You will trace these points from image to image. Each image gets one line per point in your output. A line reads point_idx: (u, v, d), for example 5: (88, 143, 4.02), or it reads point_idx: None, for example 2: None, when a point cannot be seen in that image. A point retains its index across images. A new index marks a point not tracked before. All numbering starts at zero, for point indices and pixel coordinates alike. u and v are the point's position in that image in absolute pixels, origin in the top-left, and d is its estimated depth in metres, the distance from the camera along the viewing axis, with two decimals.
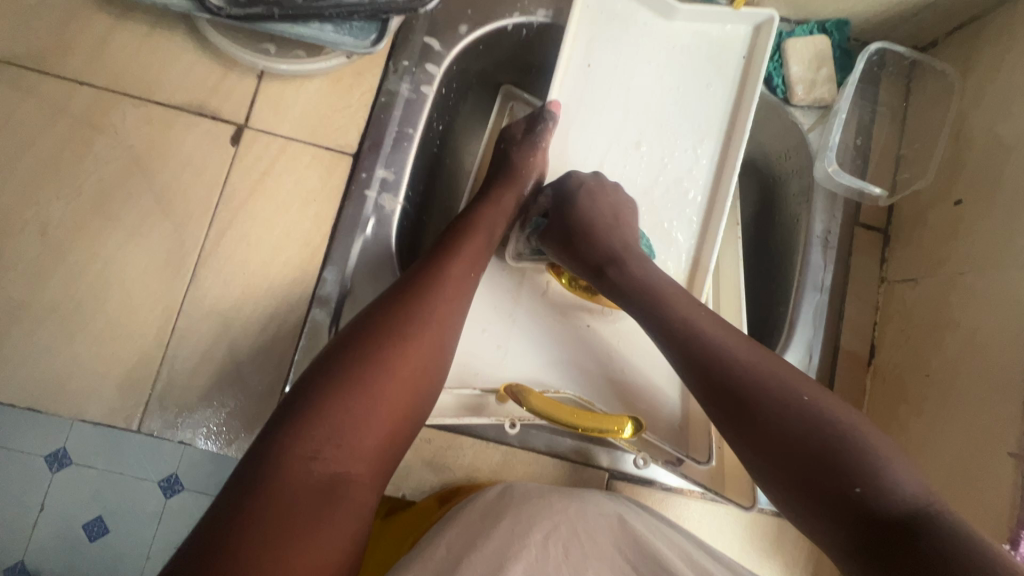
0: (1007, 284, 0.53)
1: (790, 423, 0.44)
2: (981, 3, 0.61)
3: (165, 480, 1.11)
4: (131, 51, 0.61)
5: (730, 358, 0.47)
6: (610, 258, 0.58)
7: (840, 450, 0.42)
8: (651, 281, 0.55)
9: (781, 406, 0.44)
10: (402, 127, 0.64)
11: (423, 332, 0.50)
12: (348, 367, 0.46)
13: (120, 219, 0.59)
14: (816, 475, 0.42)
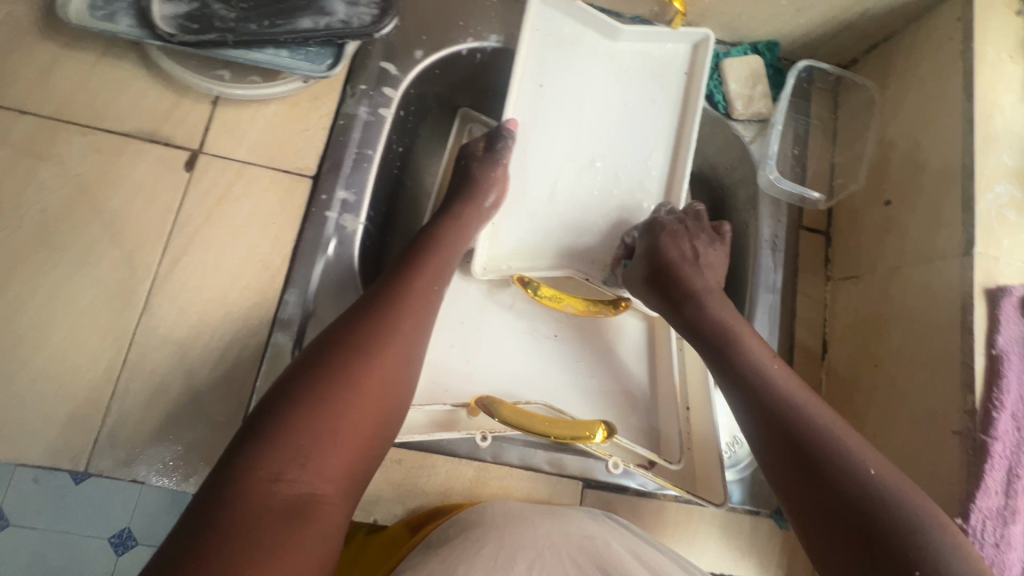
0: (937, 274, 0.57)
1: (838, 478, 0.43)
2: (891, 24, 0.68)
3: (116, 536, 1.03)
4: (78, 80, 0.60)
5: (799, 410, 0.47)
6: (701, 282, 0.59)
7: (866, 469, 0.42)
8: (722, 327, 0.55)
9: (840, 454, 0.44)
10: (362, 149, 0.65)
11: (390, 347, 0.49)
12: (312, 385, 0.45)
13: (67, 250, 0.56)
14: (836, 486, 0.42)
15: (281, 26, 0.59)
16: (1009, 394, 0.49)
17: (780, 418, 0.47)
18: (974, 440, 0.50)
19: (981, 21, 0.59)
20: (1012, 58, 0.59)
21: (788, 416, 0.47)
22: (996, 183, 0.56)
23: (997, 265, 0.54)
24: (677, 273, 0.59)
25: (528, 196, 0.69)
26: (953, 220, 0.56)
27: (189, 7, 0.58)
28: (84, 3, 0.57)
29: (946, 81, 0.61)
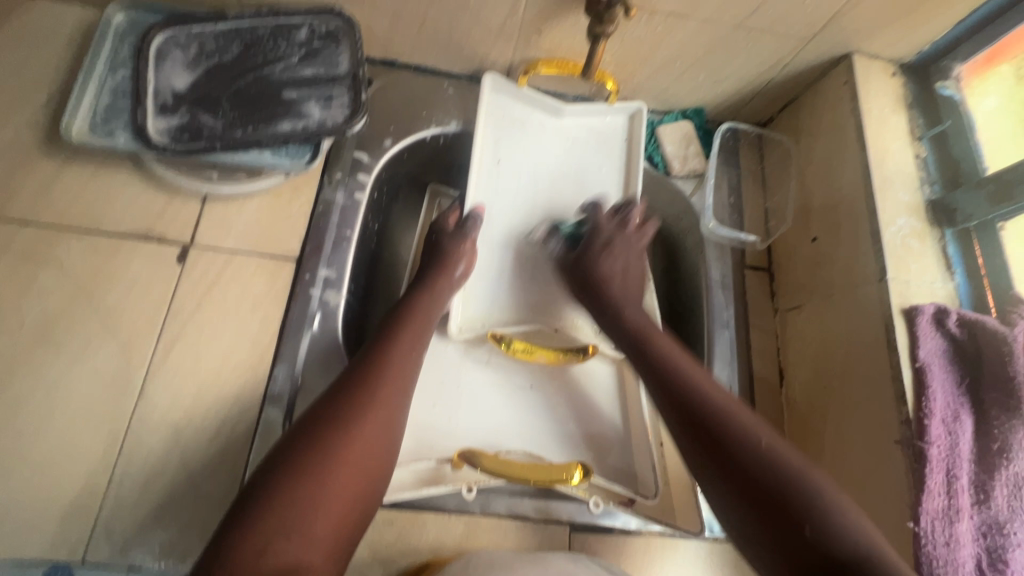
0: (862, 299, 0.63)
1: (725, 437, 0.49)
2: (795, 88, 0.79)
3: None
4: (76, 190, 0.66)
5: (696, 387, 0.54)
6: (636, 314, 0.66)
7: (746, 428, 0.49)
8: (639, 329, 0.64)
9: (728, 418, 0.50)
10: (341, 230, 0.71)
11: (370, 418, 0.53)
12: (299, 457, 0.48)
13: (65, 347, 0.60)
14: (720, 440, 0.49)
15: (264, 130, 0.66)
16: (936, 400, 0.55)
17: (712, 431, 0.50)
18: (913, 447, 0.55)
19: (864, 84, 0.70)
20: (894, 111, 0.70)
21: (687, 391, 0.54)
22: (897, 217, 0.64)
23: (909, 287, 0.61)
24: (602, 284, 0.68)
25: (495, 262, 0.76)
26: (866, 250, 0.64)
27: (180, 119, 0.65)
28: (85, 122, 0.64)
29: (846, 133, 0.71)
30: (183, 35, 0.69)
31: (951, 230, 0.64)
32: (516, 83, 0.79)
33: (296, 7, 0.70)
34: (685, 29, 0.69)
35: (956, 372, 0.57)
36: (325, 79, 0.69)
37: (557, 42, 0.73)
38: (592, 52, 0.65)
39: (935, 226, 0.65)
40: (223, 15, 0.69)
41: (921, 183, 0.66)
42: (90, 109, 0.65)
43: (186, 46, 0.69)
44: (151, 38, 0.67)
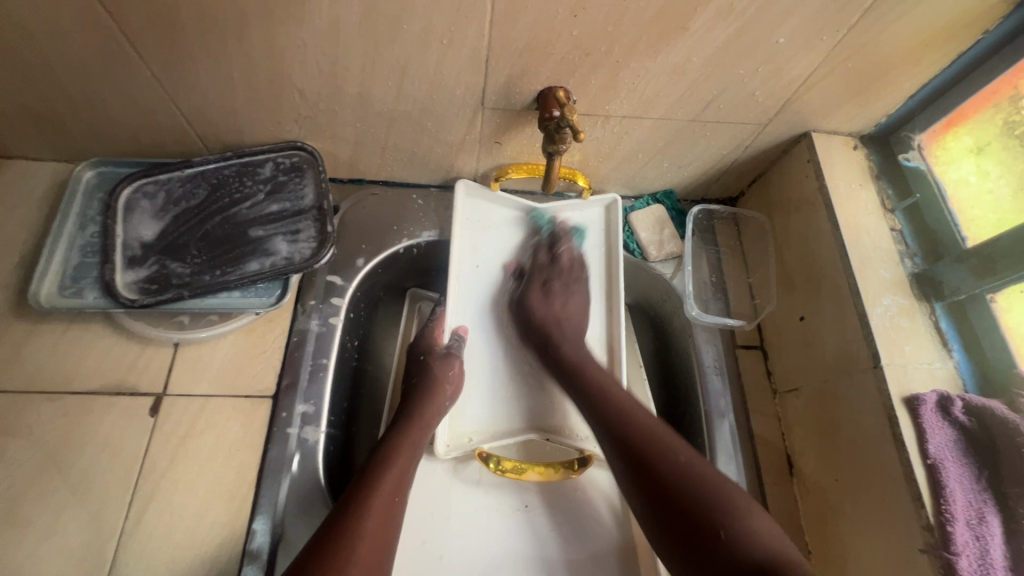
0: (859, 386, 0.61)
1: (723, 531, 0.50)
2: (760, 165, 0.79)
3: None
4: (47, 350, 0.65)
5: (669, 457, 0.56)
6: (594, 374, 0.67)
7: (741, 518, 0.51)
8: (615, 399, 0.63)
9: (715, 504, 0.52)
10: (317, 359, 0.69)
11: (365, 549, 0.52)
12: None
13: (33, 523, 0.58)
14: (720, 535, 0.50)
15: (232, 272, 0.67)
16: (957, 501, 0.51)
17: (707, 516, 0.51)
18: (941, 558, 0.50)
19: (827, 161, 0.70)
20: (861, 186, 0.70)
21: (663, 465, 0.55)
22: (882, 295, 0.63)
23: (906, 372, 0.58)
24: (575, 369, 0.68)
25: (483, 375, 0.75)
26: (856, 334, 0.62)
27: (148, 270, 0.66)
28: (54, 285, 0.65)
29: (817, 210, 0.70)
30: (150, 184, 0.70)
31: (940, 304, 0.62)
32: (491, 187, 0.79)
33: (258, 145, 0.71)
34: (641, 127, 0.70)
35: (972, 466, 0.53)
36: (292, 214, 0.71)
37: (518, 150, 0.74)
38: (550, 163, 0.66)
39: (922, 301, 0.63)
40: (188, 162, 0.70)
41: (901, 257, 0.66)
42: (58, 271, 0.65)
43: (154, 195, 0.69)
44: (119, 193, 0.68)
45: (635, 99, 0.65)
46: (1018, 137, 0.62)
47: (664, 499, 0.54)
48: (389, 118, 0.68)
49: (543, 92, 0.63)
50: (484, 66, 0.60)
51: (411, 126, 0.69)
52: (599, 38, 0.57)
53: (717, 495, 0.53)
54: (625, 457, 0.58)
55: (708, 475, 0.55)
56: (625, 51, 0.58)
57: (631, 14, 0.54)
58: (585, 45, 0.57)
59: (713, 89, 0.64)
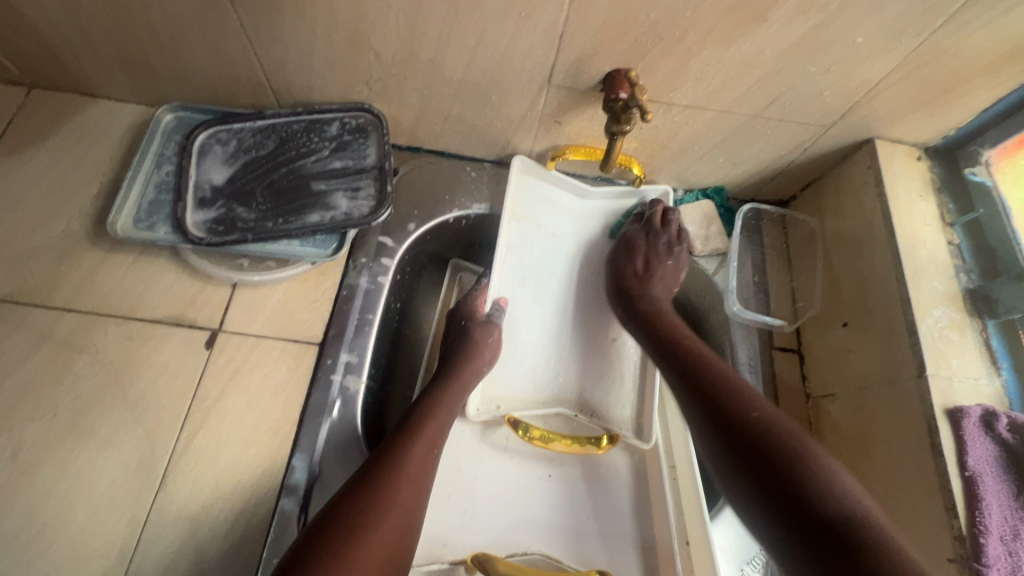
0: (900, 395, 0.60)
1: (742, 431, 0.55)
2: (817, 170, 0.79)
3: None
4: (116, 277, 0.69)
5: (712, 364, 0.63)
6: (649, 301, 0.75)
7: (751, 413, 0.56)
8: (664, 321, 0.72)
9: (739, 414, 0.56)
10: (363, 315, 0.72)
11: (407, 489, 0.55)
12: (333, 540, 0.49)
13: (94, 435, 0.62)
14: (741, 434, 0.55)
15: (294, 221, 0.69)
16: (992, 516, 0.51)
17: (730, 417, 0.57)
18: (970, 568, 0.50)
19: (888, 169, 0.70)
20: (922, 197, 0.69)
21: (703, 373, 0.62)
22: (934, 307, 0.62)
23: (951, 384, 0.58)
24: (631, 291, 0.76)
25: (518, 346, 0.77)
26: (902, 344, 0.61)
27: (216, 212, 0.69)
28: (130, 217, 0.68)
29: (871, 217, 0.69)
30: (224, 132, 0.73)
31: (994, 322, 0.61)
32: (545, 167, 0.81)
33: (328, 103, 0.74)
34: (703, 119, 0.71)
35: (1012, 484, 0.53)
36: (354, 171, 0.74)
37: (577, 131, 0.75)
38: (611, 143, 0.67)
39: (974, 317, 0.62)
40: (261, 114, 0.73)
41: (957, 271, 0.64)
42: (134, 205, 0.69)
43: (227, 142, 0.73)
44: (195, 137, 0.72)
45: (701, 89, 0.66)
46: None
47: (743, 447, 0.54)
48: (456, 87, 0.70)
49: (612, 74, 0.63)
50: (558, 42, 0.61)
51: (476, 97, 0.71)
52: (674, 23, 0.57)
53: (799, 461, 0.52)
54: (698, 404, 0.60)
55: (783, 428, 0.55)
56: (699, 38, 0.59)
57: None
58: (659, 29, 0.58)
59: (780, 86, 0.64)
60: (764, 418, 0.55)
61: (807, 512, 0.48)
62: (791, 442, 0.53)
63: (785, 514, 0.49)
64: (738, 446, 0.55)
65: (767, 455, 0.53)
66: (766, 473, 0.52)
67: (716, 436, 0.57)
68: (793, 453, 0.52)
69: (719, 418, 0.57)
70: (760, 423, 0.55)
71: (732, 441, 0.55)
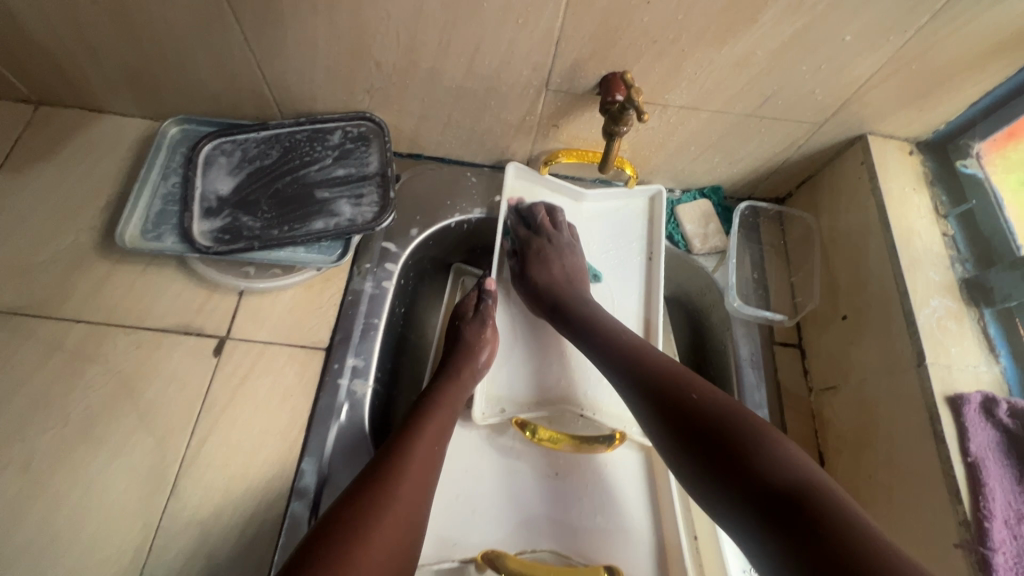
0: (900, 384, 0.61)
1: (690, 416, 0.54)
2: (811, 167, 0.80)
3: None
4: (124, 287, 0.70)
5: (649, 357, 0.62)
6: (582, 304, 0.72)
7: (696, 398, 0.55)
8: (589, 317, 0.70)
9: (689, 398, 0.55)
10: (369, 319, 0.72)
11: (409, 486, 0.55)
12: (338, 538, 0.49)
13: (105, 443, 0.62)
14: (689, 420, 0.54)
15: (299, 228, 0.71)
16: (995, 500, 0.51)
17: (678, 403, 0.55)
18: (976, 554, 0.50)
19: (881, 164, 0.71)
20: (915, 190, 0.70)
21: (647, 363, 0.61)
22: (931, 298, 0.63)
23: (951, 372, 0.59)
24: (561, 290, 0.73)
25: (518, 344, 0.78)
26: (901, 334, 0.62)
27: (223, 222, 0.70)
28: (138, 228, 0.69)
29: (866, 211, 0.71)
30: (229, 143, 0.75)
31: (990, 311, 0.62)
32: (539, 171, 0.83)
33: (330, 113, 0.75)
34: (698, 119, 0.72)
35: (1013, 468, 0.53)
36: (357, 178, 0.75)
37: (574, 134, 0.77)
38: (609, 143, 0.67)
39: (970, 306, 0.63)
40: (265, 125, 0.75)
41: (952, 261, 0.65)
42: (142, 216, 0.71)
43: (231, 153, 0.74)
44: (201, 148, 0.73)
45: (695, 90, 0.67)
46: None
47: (693, 433, 0.53)
48: (456, 94, 0.71)
49: (607, 76, 0.65)
50: (555, 47, 0.62)
51: (475, 103, 0.73)
52: (668, 26, 0.59)
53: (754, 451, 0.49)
54: (647, 396, 0.58)
55: (727, 408, 0.54)
56: (692, 40, 0.60)
57: (702, 3, 0.56)
58: (654, 32, 0.60)
59: (773, 85, 0.66)
60: (708, 401, 0.54)
61: (763, 486, 0.46)
62: (741, 421, 0.52)
63: (742, 486, 0.47)
64: (685, 426, 0.54)
65: (716, 439, 0.51)
66: (713, 457, 0.50)
67: (671, 450, 0.54)
68: (738, 428, 0.51)
69: (670, 424, 0.55)
70: (708, 406, 0.54)
71: (684, 440, 0.53)
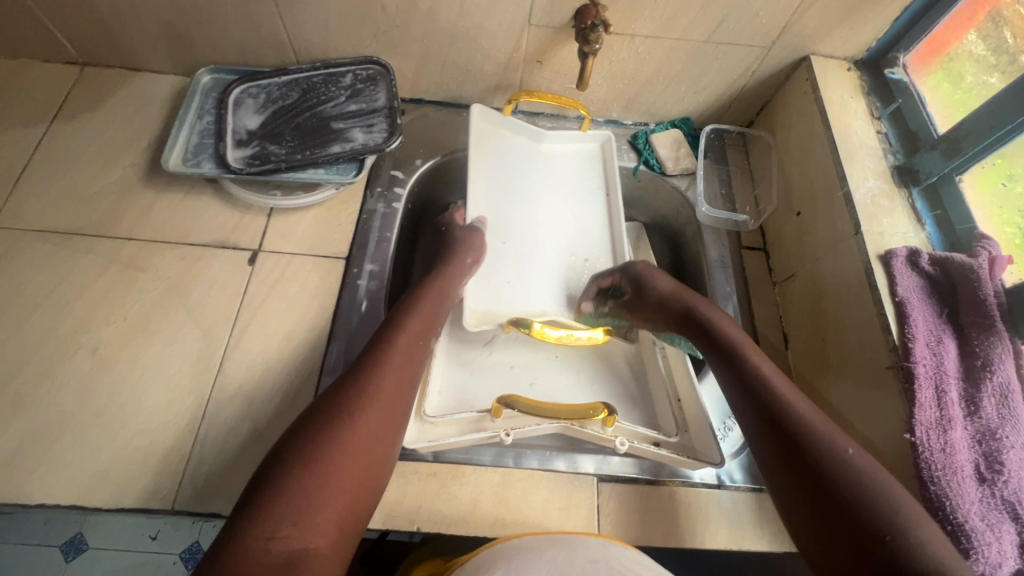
0: (843, 254, 0.71)
1: (825, 468, 0.51)
2: (766, 92, 0.91)
3: (186, 551, 1.10)
4: (168, 211, 0.81)
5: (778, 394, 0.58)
6: (737, 330, 0.66)
7: (841, 449, 0.52)
8: (728, 342, 0.65)
9: (826, 450, 0.52)
10: (382, 233, 0.83)
11: (389, 380, 0.58)
12: (319, 424, 0.52)
13: (159, 334, 0.72)
14: (817, 467, 0.52)
15: (319, 153, 0.81)
16: (919, 326, 0.61)
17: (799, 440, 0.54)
18: (902, 369, 0.59)
19: (822, 78, 0.81)
20: (853, 98, 0.80)
21: (776, 402, 0.57)
22: (866, 180, 0.73)
23: (883, 237, 0.68)
24: (676, 299, 0.72)
25: (498, 267, 0.84)
26: (842, 212, 0.72)
27: (253, 150, 0.81)
28: (179, 158, 0.80)
29: (812, 119, 0.81)
30: (254, 87, 0.86)
31: (918, 189, 0.72)
32: (501, 113, 0.90)
33: (341, 58, 0.86)
34: (662, 48, 0.83)
35: (936, 305, 0.63)
36: (367, 112, 0.85)
37: (556, 69, 0.87)
38: (584, 64, 0.77)
39: (901, 187, 0.73)
40: (285, 70, 0.86)
41: (885, 153, 0.76)
42: (182, 149, 0.81)
43: (256, 95, 0.85)
44: (230, 91, 0.84)
45: (657, 18, 0.78)
46: (951, 59, 0.76)
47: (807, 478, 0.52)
48: (451, 34, 0.82)
49: (581, 7, 0.76)
50: None
51: (468, 42, 0.83)
52: None
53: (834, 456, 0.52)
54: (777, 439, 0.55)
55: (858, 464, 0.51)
56: None
57: None
58: None
59: (723, 10, 0.76)
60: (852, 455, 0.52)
61: (864, 537, 0.47)
62: (867, 475, 0.50)
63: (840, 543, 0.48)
64: (804, 464, 0.53)
65: (834, 487, 0.50)
66: (825, 496, 0.50)
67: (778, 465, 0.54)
68: (852, 476, 0.50)
69: (789, 449, 0.54)
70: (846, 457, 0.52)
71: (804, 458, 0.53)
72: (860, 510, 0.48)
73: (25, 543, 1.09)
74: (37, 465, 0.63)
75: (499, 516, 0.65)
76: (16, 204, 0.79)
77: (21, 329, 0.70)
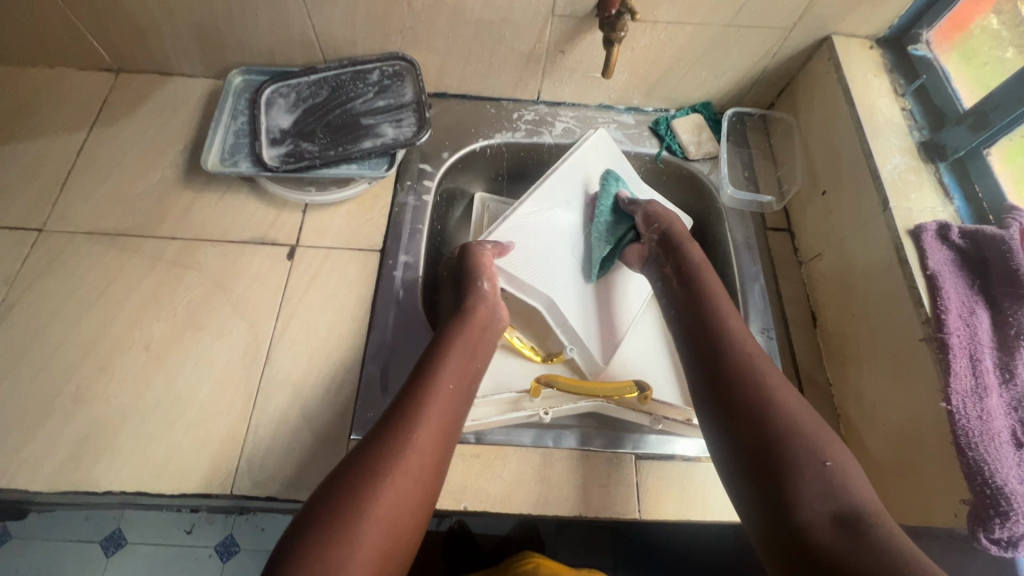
0: (873, 230, 0.72)
1: (743, 410, 0.56)
2: (786, 74, 0.92)
3: (221, 544, 1.12)
4: (208, 210, 0.83)
5: (734, 343, 0.63)
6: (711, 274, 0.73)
7: (773, 398, 0.56)
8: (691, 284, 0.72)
9: (759, 398, 0.57)
10: (415, 225, 0.85)
11: (417, 444, 0.55)
12: (348, 483, 0.51)
13: (207, 329, 0.75)
14: (741, 410, 0.56)
15: (351, 149, 0.83)
16: (950, 299, 0.62)
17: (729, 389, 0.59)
18: (936, 340, 0.61)
19: (845, 58, 0.82)
20: (876, 76, 0.81)
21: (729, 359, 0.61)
22: (893, 157, 0.74)
23: (911, 212, 0.69)
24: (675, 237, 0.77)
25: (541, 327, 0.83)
26: (870, 189, 0.73)
27: (287, 149, 0.83)
28: (216, 158, 0.82)
29: (835, 98, 0.82)
30: (284, 87, 0.88)
31: (945, 163, 0.73)
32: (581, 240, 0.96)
33: (367, 55, 0.88)
34: (683, 34, 0.84)
35: (966, 277, 0.64)
36: (395, 107, 0.87)
37: (577, 59, 0.89)
38: (608, 52, 0.77)
39: (928, 162, 0.73)
40: (314, 69, 0.88)
41: (910, 130, 0.76)
42: (218, 149, 0.84)
43: (287, 95, 0.87)
44: (262, 91, 0.86)
45: (678, 4, 0.79)
46: (973, 30, 0.77)
47: (745, 422, 0.56)
48: (474, 28, 0.84)
49: None
50: None
51: (492, 35, 0.85)
52: None
53: (780, 426, 0.54)
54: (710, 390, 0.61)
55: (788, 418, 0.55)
56: None
57: None
58: None
59: None
60: (785, 408, 0.55)
61: (767, 471, 0.52)
62: (806, 433, 0.53)
63: (752, 475, 0.53)
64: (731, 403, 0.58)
65: (753, 425, 0.55)
66: (755, 436, 0.54)
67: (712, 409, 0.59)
68: (774, 426, 0.54)
69: (728, 395, 0.58)
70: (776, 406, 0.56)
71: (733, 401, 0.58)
72: (788, 486, 0.50)
73: (64, 541, 1.10)
74: (101, 455, 0.66)
75: (541, 493, 0.67)
76: (64, 207, 0.82)
77: (76, 327, 0.74)
